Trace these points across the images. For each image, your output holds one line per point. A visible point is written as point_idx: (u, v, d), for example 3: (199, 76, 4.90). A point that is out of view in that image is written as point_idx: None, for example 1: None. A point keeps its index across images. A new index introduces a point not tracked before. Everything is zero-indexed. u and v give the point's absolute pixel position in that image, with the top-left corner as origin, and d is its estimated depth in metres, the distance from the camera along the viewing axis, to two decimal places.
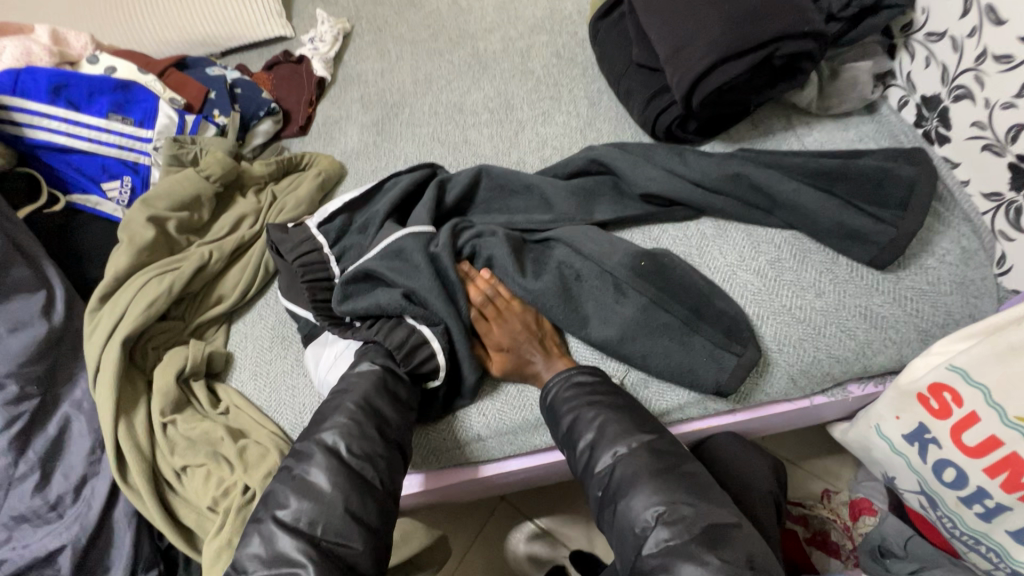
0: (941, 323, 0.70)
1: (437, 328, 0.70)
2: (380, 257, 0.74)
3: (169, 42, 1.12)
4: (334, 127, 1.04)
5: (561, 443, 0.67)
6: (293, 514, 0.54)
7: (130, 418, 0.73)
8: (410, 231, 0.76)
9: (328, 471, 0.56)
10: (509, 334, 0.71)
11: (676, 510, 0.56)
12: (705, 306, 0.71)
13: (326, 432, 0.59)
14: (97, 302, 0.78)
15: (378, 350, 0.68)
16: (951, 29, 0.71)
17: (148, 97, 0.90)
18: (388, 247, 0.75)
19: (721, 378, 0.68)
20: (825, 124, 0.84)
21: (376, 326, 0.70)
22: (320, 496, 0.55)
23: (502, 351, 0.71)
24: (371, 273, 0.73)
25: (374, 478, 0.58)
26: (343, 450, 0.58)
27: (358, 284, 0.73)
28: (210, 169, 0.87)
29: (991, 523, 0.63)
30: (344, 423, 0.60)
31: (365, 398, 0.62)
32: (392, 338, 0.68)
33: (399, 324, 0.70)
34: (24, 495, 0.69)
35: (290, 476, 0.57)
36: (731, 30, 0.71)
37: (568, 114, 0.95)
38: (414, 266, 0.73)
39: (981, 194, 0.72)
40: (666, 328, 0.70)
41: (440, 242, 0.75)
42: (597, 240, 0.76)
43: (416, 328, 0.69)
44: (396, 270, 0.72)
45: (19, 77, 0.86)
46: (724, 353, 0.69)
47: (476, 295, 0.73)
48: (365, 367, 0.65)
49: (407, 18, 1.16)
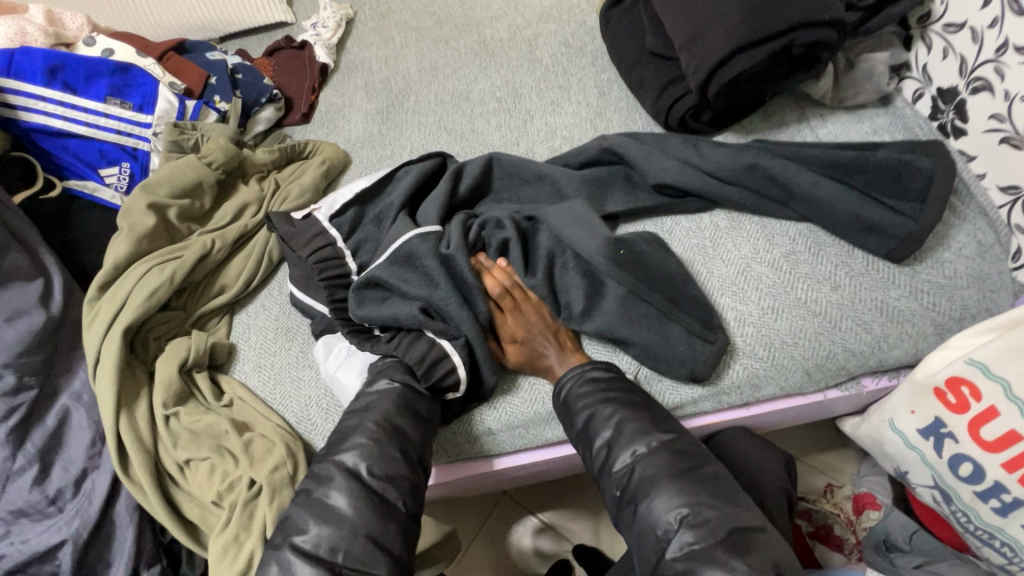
0: (957, 316, 0.70)
1: (458, 342, 0.68)
2: (389, 263, 0.71)
3: (165, 25, 1.10)
4: (337, 115, 1.02)
5: (575, 440, 0.66)
6: (313, 541, 0.53)
7: (132, 409, 0.71)
8: (419, 232, 0.73)
9: (348, 492, 0.56)
10: (523, 326, 0.71)
11: (700, 513, 0.56)
12: (680, 294, 0.71)
13: (347, 455, 0.58)
14: (97, 291, 0.76)
15: (397, 365, 0.66)
16: (972, 20, 0.70)
17: (148, 81, 0.87)
18: (398, 250, 0.72)
19: (696, 367, 0.68)
20: (838, 116, 0.84)
21: (396, 338, 0.69)
22: (339, 521, 0.54)
23: (516, 342, 0.71)
24: (381, 282, 0.71)
25: (397, 500, 0.58)
26: (364, 472, 0.57)
27: (369, 293, 0.71)
28: (211, 155, 0.85)
29: (1006, 518, 0.63)
30: (365, 444, 0.59)
31: (385, 417, 0.61)
32: (411, 353, 0.67)
33: (419, 337, 0.68)
34: (22, 490, 0.67)
35: (308, 501, 0.56)
36: (750, 17, 0.70)
37: (578, 103, 0.94)
38: (427, 272, 0.70)
39: (997, 187, 0.71)
40: (644, 318, 0.69)
41: (451, 243, 0.72)
42: (581, 227, 0.73)
43: (436, 342, 0.67)
44: (404, 279, 0.70)
45: (14, 58, 0.83)
46: (698, 341, 0.68)
47: (493, 286, 0.72)
48: (384, 386, 0.64)
49: (412, 4, 1.14)
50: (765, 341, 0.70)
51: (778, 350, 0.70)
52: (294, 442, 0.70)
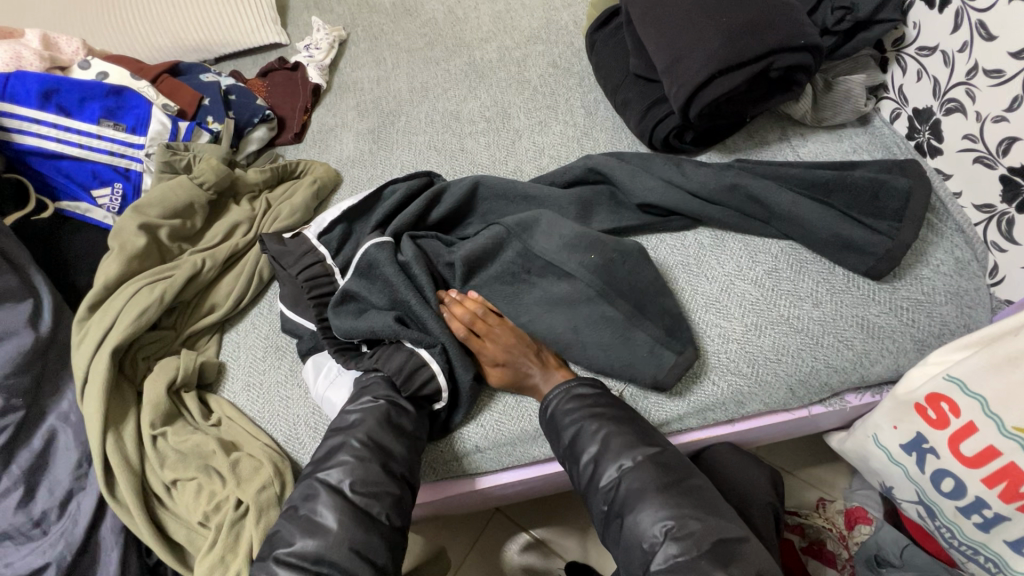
0: (937, 333, 0.71)
1: (434, 349, 0.69)
2: (355, 276, 0.74)
3: (161, 48, 1.12)
4: (329, 134, 1.04)
5: (563, 457, 0.66)
6: (298, 554, 0.55)
7: (119, 430, 0.71)
8: (375, 240, 0.75)
9: (333, 508, 0.57)
10: (503, 349, 0.70)
11: (685, 525, 0.56)
12: (648, 302, 0.72)
13: (332, 471, 0.60)
14: (86, 311, 0.77)
15: (380, 382, 0.67)
16: (943, 44, 0.72)
17: (141, 103, 0.88)
18: (360, 261, 0.74)
19: (659, 375, 0.68)
20: (819, 136, 0.86)
21: (376, 353, 0.70)
22: (324, 533, 0.56)
23: (499, 365, 0.70)
24: (353, 295, 0.73)
25: (381, 514, 0.59)
26: (347, 488, 0.59)
27: (346, 307, 0.72)
28: (203, 176, 0.86)
29: (989, 533, 0.64)
30: (349, 460, 0.60)
31: (369, 434, 0.62)
32: (390, 364, 0.68)
33: (398, 348, 0.69)
34: (7, 511, 0.67)
35: (295, 516, 0.58)
36: (728, 42, 0.72)
37: (565, 123, 0.96)
38: (385, 278, 0.73)
39: (974, 206, 0.73)
40: (609, 321, 0.70)
41: (406, 252, 0.75)
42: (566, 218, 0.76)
43: (414, 351, 0.69)
44: (369, 288, 0.73)
45: (9, 82, 0.84)
46: (650, 356, 0.69)
47: (465, 315, 0.71)
48: (368, 403, 0.65)
49: (403, 27, 1.16)
50: (748, 356, 0.71)
51: (762, 366, 0.70)
52: (281, 462, 0.70)
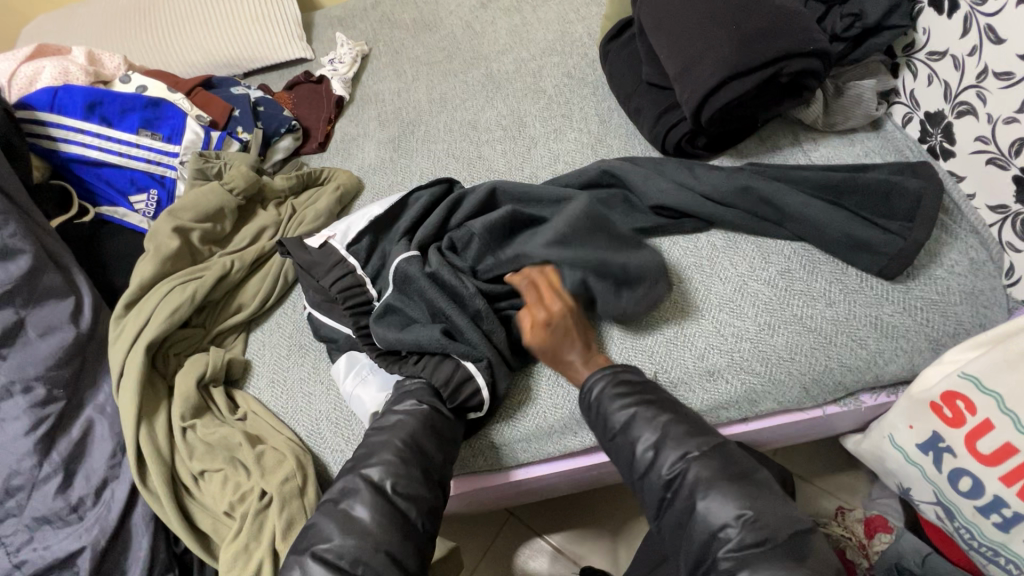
0: (951, 331, 0.71)
1: (481, 363, 0.70)
2: (394, 291, 0.77)
3: (194, 63, 1.18)
4: (352, 143, 1.08)
5: (611, 444, 0.67)
6: (336, 551, 0.57)
7: (150, 422, 0.74)
8: (402, 257, 0.76)
9: (369, 505, 0.59)
10: (559, 312, 0.70)
11: (762, 516, 0.57)
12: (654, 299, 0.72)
13: (373, 469, 0.62)
14: (124, 308, 0.80)
15: (424, 389, 0.69)
16: (952, 48, 0.73)
17: (177, 114, 0.93)
18: (394, 274, 0.76)
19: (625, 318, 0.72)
20: (830, 140, 0.87)
21: (421, 361, 0.72)
22: (362, 533, 0.58)
23: (548, 327, 0.70)
24: (389, 309, 0.75)
25: (417, 518, 0.61)
26: (388, 488, 0.61)
27: (387, 319, 0.75)
28: (234, 183, 0.90)
29: (1010, 534, 0.63)
30: (390, 460, 0.62)
31: (411, 437, 0.64)
32: (437, 375, 0.69)
33: (445, 359, 0.71)
34: (46, 497, 0.70)
35: (333, 510, 0.60)
36: (740, 49, 0.74)
37: (580, 131, 0.98)
38: (420, 290, 0.74)
39: (987, 207, 0.74)
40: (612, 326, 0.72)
41: (433, 261, 0.75)
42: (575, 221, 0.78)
43: (461, 363, 0.70)
44: (408, 303, 0.75)
45: (57, 94, 0.90)
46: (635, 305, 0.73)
47: (533, 270, 0.74)
48: (411, 407, 0.67)
49: (423, 41, 1.21)
50: (762, 355, 0.71)
51: (776, 365, 0.71)
52: (304, 455, 0.73)
